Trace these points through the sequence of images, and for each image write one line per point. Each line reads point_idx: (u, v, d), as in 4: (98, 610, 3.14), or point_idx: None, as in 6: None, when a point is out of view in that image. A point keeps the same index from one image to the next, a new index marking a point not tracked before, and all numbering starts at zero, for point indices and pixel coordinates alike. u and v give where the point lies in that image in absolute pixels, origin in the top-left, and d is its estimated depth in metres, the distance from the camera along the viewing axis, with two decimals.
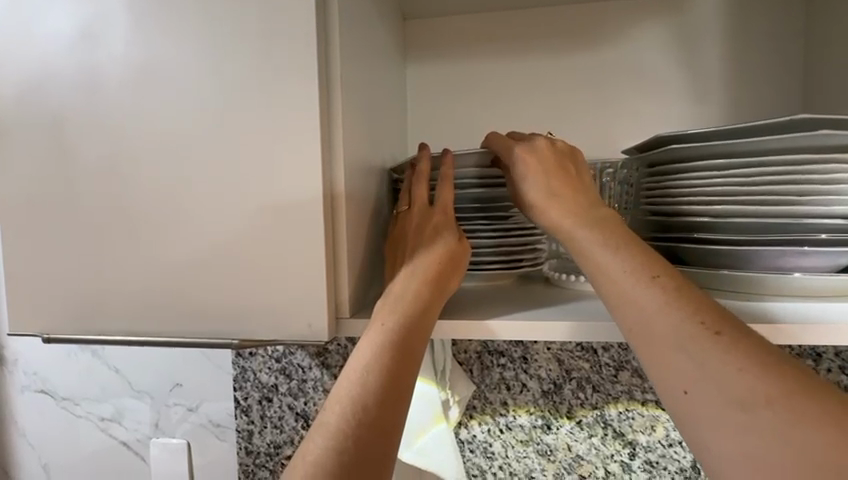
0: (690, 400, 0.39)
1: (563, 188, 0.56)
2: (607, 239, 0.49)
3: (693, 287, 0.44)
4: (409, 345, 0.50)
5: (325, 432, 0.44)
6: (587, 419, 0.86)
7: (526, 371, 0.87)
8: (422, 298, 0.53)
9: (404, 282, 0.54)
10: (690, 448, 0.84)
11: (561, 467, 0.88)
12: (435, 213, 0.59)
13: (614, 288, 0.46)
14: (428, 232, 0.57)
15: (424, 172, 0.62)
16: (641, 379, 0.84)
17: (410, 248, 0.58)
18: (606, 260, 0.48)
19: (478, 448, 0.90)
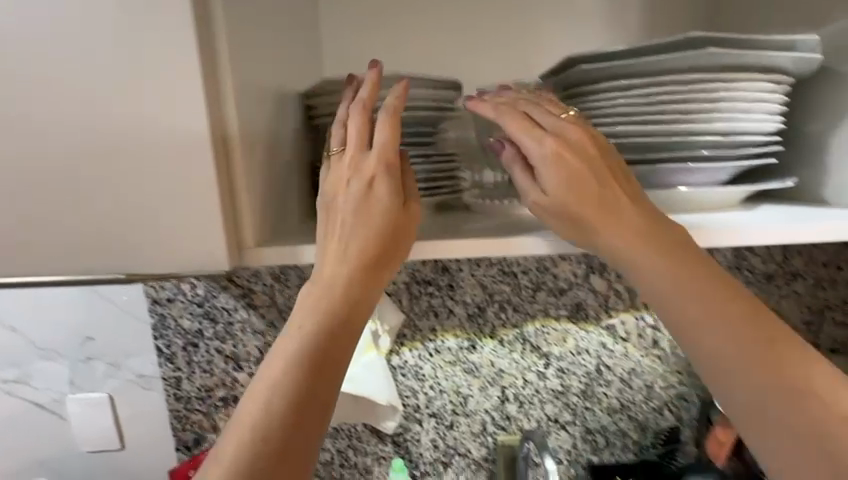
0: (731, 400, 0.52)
1: (587, 180, 0.53)
2: (651, 249, 0.53)
3: (744, 311, 0.52)
4: (338, 326, 0.51)
5: (252, 400, 0.49)
6: (508, 337, 0.94)
7: (452, 298, 0.91)
8: (356, 281, 0.53)
9: (337, 259, 0.53)
10: (595, 354, 0.95)
11: (485, 381, 0.96)
12: (366, 162, 0.54)
13: (657, 298, 0.54)
14: (358, 187, 0.54)
15: (363, 113, 0.55)
16: (555, 297, 0.92)
17: (339, 208, 0.54)
18: (648, 271, 0.53)
19: (410, 372, 0.95)
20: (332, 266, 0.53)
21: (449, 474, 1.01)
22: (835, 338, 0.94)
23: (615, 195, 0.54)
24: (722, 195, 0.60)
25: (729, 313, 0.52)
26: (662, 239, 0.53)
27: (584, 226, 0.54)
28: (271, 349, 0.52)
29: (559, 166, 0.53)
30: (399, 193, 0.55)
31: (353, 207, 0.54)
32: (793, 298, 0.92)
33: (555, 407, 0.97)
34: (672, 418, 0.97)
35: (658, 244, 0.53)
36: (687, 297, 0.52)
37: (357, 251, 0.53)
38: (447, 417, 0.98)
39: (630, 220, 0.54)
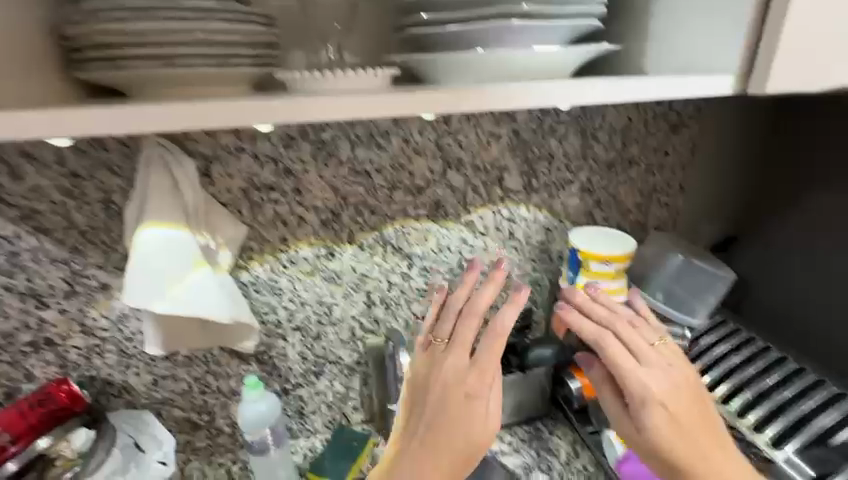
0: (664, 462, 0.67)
1: (617, 338, 0.70)
2: (650, 402, 0.67)
3: (716, 456, 0.66)
4: (452, 463, 0.66)
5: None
6: (368, 242, 0.89)
7: (301, 205, 0.82)
8: (472, 438, 0.66)
9: (476, 414, 0.67)
10: (457, 251, 0.96)
11: (349, 288, 0.92)
12: (483, 357, 0.68)
13: (642, 443, 0.69)
14: (471, 376, 0.67)
15: (481, 344, 0.69)
16: (413, 197, 0.88)
17: (450, 366, 0.68)
18: (645, 425, 0.67)
19: (264, 287, 0.87)
20: (439, 365, 0.69)
21: (323, 382, 1.01)
22: (659, 217, 1.06)
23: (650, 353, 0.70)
24: (549, 59, 0.57)
25: (698, 465, 0.66)
26: (684, 383, 0.69)
27: (625, 370, 0.68)
28: (399, 454, 0.68)
29: (594, 326, 0.71)
30: (493, 390, 0.69)
31: (492, 331, 0.68)
32: (628, 184, 1.01)
33: (422, 306, 0.99)
34: (527, 303, 1.06)
35: (690, 402, 0.68)
36: (644, 408, 0.67)
37: (454, 378, 0.68)
38: (313, 329, 0.94)
39: (649, 378, 0.68)
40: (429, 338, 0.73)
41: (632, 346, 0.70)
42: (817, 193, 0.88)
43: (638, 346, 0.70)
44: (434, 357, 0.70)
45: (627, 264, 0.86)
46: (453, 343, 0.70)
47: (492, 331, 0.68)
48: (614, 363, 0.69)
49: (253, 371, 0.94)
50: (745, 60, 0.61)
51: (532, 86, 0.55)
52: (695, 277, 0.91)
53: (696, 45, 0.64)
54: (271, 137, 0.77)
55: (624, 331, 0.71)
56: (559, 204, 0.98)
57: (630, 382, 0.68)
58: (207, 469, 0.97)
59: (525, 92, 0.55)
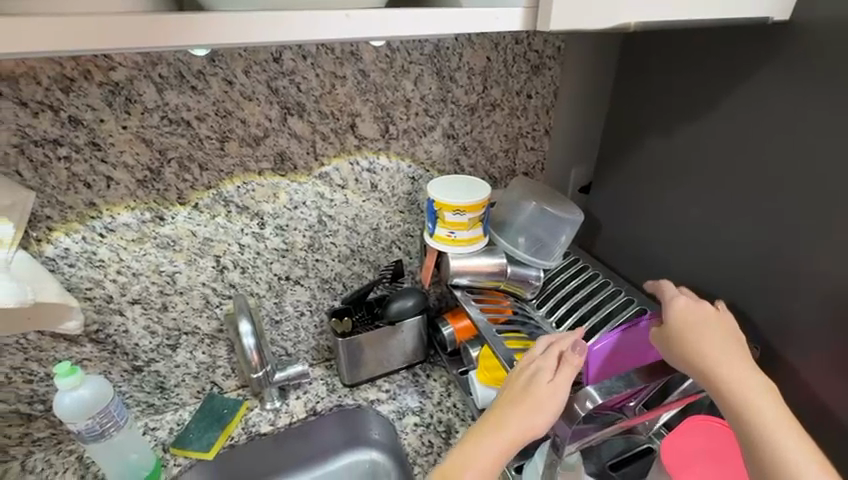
0: (752, 375, 0.64)
1: (700, 317, 0.70)
2: (720, 336, 0.68)
3: (784, 412, 0.60)
4: (489, 441, 0.65)
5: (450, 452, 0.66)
6: (205, 202, 0.79)
7: (105, 162, 0.69)
8: (507, 425, 0.66)
9: (507, 411, 0.67)
10: (314, 206, 0.89)
11: (191, 254, 0.83)
12: (544, 372, 0.69)
13: (729, 341, 0.67)
14: (523, 385, 0.69)
15: (536, 364, 0.71)
16: (251, 148, 0.78)
17: (517, 371, 0.71)
18: (712, 341, 0.67)
19: (79, 260, 0.75)
20: (518, 380, 0.70)
21: (182, 354, 0.93)
22: (526, 162, 1.07)
23: (708, 316, 0.70)
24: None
25: (766, 386, 0.63)
26: (715, 327, 0.69)
27: (687, 324, 0.69)
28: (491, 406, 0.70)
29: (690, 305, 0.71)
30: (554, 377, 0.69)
31: (554, 352, 0.71)
32: (493, 128, 0.99)
33: (284, 265, 0.93)
34: (400, 254, 1.04)
35: (730, 342, 0.67)
36: (695, 355, 0.66)
37: (499, 410, 0.68)
38: (156, 301, 0.85)
39: (703, 321, 0.70)
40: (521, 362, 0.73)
41: (704, 320, 0.69)
42: (646, 131, 0.90)
43: (710, 344, 0.67)
44: (489, 418, 0.68)
45: (483, 212, 0.85)
46: (519, 374, 0.71)
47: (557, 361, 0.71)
48: (694, 326, 0.69)
49: (89, 352, 0.84)
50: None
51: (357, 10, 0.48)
52: (547, 224, 0.95)
53: None
54: (40, 78, 0.62)
55: (699, 316, 0.70)
56: (422, 151, 0.94)
57: (691, 355, 0.66)
58: (54, 458, 0.88)
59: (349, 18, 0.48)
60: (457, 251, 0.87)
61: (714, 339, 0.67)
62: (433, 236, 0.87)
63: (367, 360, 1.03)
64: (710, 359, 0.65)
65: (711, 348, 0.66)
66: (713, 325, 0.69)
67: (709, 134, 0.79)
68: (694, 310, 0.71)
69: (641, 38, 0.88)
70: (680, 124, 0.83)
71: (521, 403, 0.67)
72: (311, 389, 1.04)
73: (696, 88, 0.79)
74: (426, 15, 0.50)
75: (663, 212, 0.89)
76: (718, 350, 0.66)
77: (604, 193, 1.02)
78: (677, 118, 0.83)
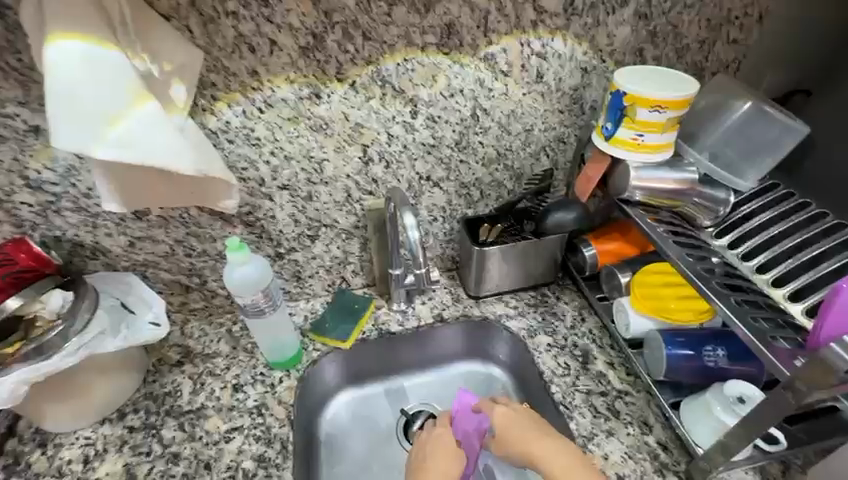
0: (570, 460, 0.67)
1: (524, 421, 0.74)
2: (533, 431, 0.72)
3: None
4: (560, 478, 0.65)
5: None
6: (362, 80, 0.71)
7: (270, 22, 0.62)
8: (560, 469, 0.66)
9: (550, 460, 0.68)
10: (471, 96, 0.78)
11: (341, 141, 0.77)
12: (534, 421, 0.74)
13: (543, 443, 0.70)
14: (539, 430, 0.72)
15: (524, 413, 0.76)
16: (419, 16, 0.67)
17: (528, 421, 0.74)
18: (537, 444, 0.70)
19: (238, 137, 0.72)
20: (535, 425, 0.73)
21: (319, 246, 0.93)
22: (722, 58, 0.86)
23: (513, 415, 0.75)
24: None
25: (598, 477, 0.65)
26: (537, 437, 0.71)
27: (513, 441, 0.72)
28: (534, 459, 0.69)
29: (504, 418, 0.75)
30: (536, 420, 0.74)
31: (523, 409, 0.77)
32: (694, 9, 0.78)
33: (427, 164, 0.86)
34: (548, 163, 0.92)
35: (546, 437, 0.71)
36: (538, 458, 0.69)
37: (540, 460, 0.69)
38: (302, 189, 0.82)
39: (526, 430, 0.73)
40: (518, 414, 0.75)
41: (518, 419, 0.74)
42: None
43: (543, 431, 0.72)
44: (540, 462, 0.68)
45: (684, 112, 0.70)
46: (526, 424, 0.74)
47: (530, 413, 0.76)
48: (520, 432, 0.72)
49: (241, 234, 0.85)
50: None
51: None
52: (758, 132, 0.77)
53: None
54: None
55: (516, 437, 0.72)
56: (604, 35, 0.77)
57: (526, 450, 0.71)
58: (207, 329, 0.94)
59: None
60: (636, 160, 0.73)
61: (526, 434, 0.72)
62: (609, 140, 0.74)
63: (498, 274, 0.97)
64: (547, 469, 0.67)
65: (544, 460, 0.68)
66: (527, 419, 0.74)
67: None
68: (507, 415, 0.75)
69: None
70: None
71: (554, 448, 0.69)
72: (436, 296, 1.02)
73: None
74: None
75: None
76: (545, 439, 0.71)
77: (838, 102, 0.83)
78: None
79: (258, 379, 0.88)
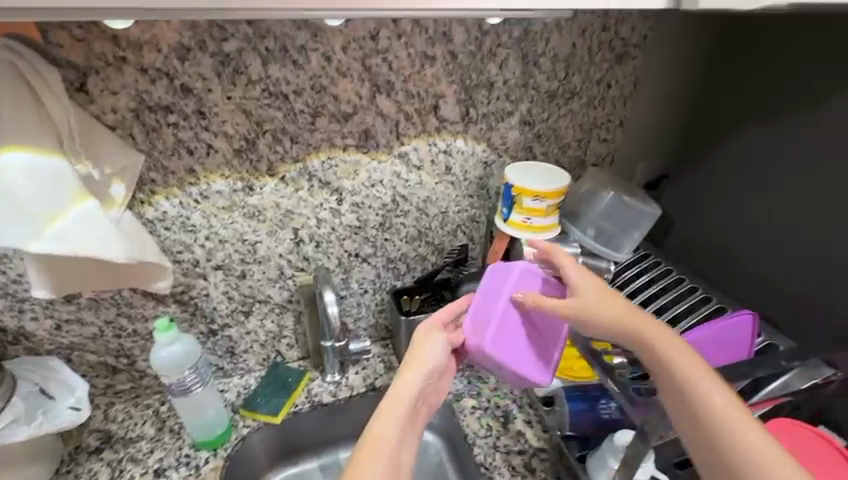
0: (662, 340, 0.62)
1: (606, 297, 0.65)
2: (619, 305, 0.65)
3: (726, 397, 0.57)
4: (657, 355, 0.61)
5: (649, 351, 0.62)
6: (291, 175, 0.82)
7: (207, 130, 0.72)
8: (655, 345, 0.62)
9: (645, 330, 0.63)
10: (390, 185, 0.91)
11: (273, 225, 0.86)
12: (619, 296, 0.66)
13: (629, 316, 0.64)
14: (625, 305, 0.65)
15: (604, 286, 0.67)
16: (339, 124, 0.80)
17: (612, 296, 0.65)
18: (621, 318, 0.63)
19: (174, 224, 0.79)
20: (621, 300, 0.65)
21: (253, 321, 0.97)
22: (597, 153, 1.05)
23: (596, 288, 0.66)
24: None
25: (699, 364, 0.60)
26: (621, 313, 0.64)
27: (597, 310, 0.64)
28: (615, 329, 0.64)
29: (587, 289, 0.66)
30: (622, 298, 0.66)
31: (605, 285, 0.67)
32: (569, 117, 0.97)
33: (355, 242, 0.95)
34: (464, 239, 1.04)
35: (631, 314, 0.64)
36: (627, 329, 0.63)
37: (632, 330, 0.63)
38: (236, 268, 0.88)
39: (614, 297, 0.66)
40: (599, 286, 0.66)
41: (605, 294, 0.65)
42: (736, 130, 0.89)
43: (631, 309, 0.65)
44: (636, 331, 0.63)
45: (561, 199, 0.85)
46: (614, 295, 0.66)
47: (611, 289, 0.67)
48: (602, 306, 0.64)
49: (173, 312, 0.89)
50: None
51: None
52: (627, 213, 0.94)
53: None
54: (160, 46, 0.64)
55: (596, 309, 0.64)
56: (498, 137, 0.94)
57: (608, 326, 0.63)
58: (132, 411, 0.93)
59: None
60: (530, 238, 0.86)
61: (605, 307, 0.64)
62: (506, 221, 0.87)
63: None
64: (645, 343, 0.62)
65: (640, 334, 0.63)
66: (612, 297, 0.65)
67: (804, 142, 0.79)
68: (588, 288, 0.66)
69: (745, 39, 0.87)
70: (778, 117, 0.82)
71: (646, 325, 0.63)
72: (369, 365, 1.07)
73: (802, 87, 0.79)
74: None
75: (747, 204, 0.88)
76: (642, 316, 0.64)
77: (681, 192, 1.02)
78: (773, 112, 0.83)
79: (183, 460, 0.86)
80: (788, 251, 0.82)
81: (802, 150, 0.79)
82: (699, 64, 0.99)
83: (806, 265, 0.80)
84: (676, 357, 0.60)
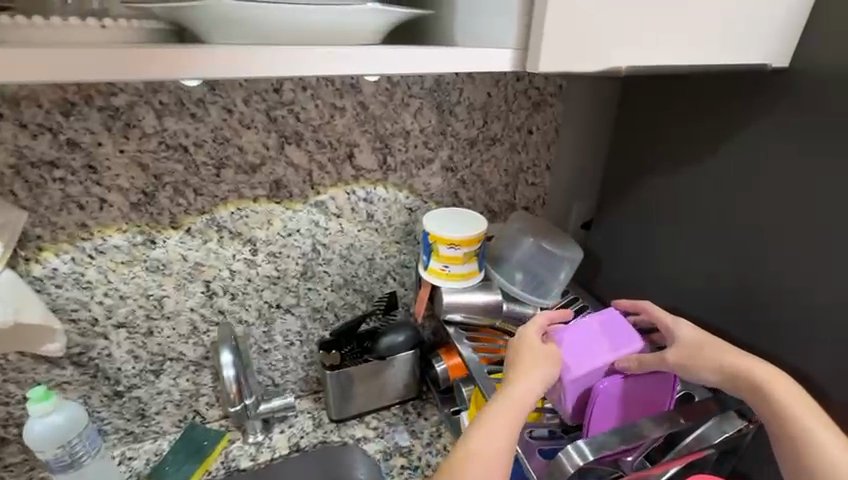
0: (764, 382, 0.66)
1: (703, 345, 0.72)
2: (720, 345, 0.72)
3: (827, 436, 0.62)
4: (762, 395, 0.66)
5: (751, 391, 0.66)
6: (197, 226, 0.79)
7: (99, 184, 0.70)
8: (756, 386, 0.66)
9: (738, 378, 0.68)
10: (308, 234, 0.88)
11: (181, 278, 0.82)
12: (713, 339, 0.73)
13: (725, 362, 0.69)
14: (721, 351, 0.71)
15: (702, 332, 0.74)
16: (247, 175, 0.78)
17: (706, 342, 0.72)
18: (727, 364, 0.69)
19: (67, 281, 0.74)
20: (710, 348, 0.71)
21: (165, 381, 0.91)
22: (527, 197, 1.05)
23: (699, 337, 0.73)
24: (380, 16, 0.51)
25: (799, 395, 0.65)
26: (718, 360, 0.70)
27: (703, 351, 0.71)
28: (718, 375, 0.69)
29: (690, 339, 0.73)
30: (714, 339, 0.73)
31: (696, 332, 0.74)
32: (493, 162, 0.98)
33: (275, 293, 0.91)
34: (395, 285, 1.02)
35: (722, 363, 0.69)
36: (731, 374, 0.68)
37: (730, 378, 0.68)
38: (142, 325, 0.83)
39: (705, 346, 0.72)
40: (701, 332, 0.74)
41: (701, 340, 0.73)
42: (644, 175, 0.91)
43: (729, 352, 0.70)
44: (733, 377, 0.68)
45: (478, 246, 0.84)
46: (704, 349, 0.71)
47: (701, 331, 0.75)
48: (710, 348, 0.72)
49: (70, 376, 0.82)
50: (521, 31, 0.51)
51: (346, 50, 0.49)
52: (547, 258, 0.93)
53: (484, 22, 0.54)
54: (41, 101, 0.63)
55: (704, 354, 0.71)
56: (420, 184, 0.93)
57: (715, 364, 0.70)
58: None
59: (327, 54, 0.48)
60: (450, 287, 0.85)
61: (712, 346, 0.72)
62: (426, 269, 0.85)
63: (356, 396, 0.99)
64: (745, 385, 0.67)
65: (739, 377, 0.68)
66: (707, 344, 0.72)
67: (706, 185, 0.81)
68: (692, 336, 0.74)
69: (636, 90, 0.91)
70: (677, 168, 0.84)
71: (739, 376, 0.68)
72: (297, 423, 1.00)
73: (695, 132, 0.81)
74: (420, 52, 0.51)
75: (667, 251, 0.88)
76: (731, 362, 0.69)
77: (605, 236, 1.02)
78: (672, 164, 0.85)
79: None
80: (711, 295, 0.82)
81: (706, 192, 0.81)
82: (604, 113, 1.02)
83: (729, 309, 0.80)
84: (780, 392, 0.65)
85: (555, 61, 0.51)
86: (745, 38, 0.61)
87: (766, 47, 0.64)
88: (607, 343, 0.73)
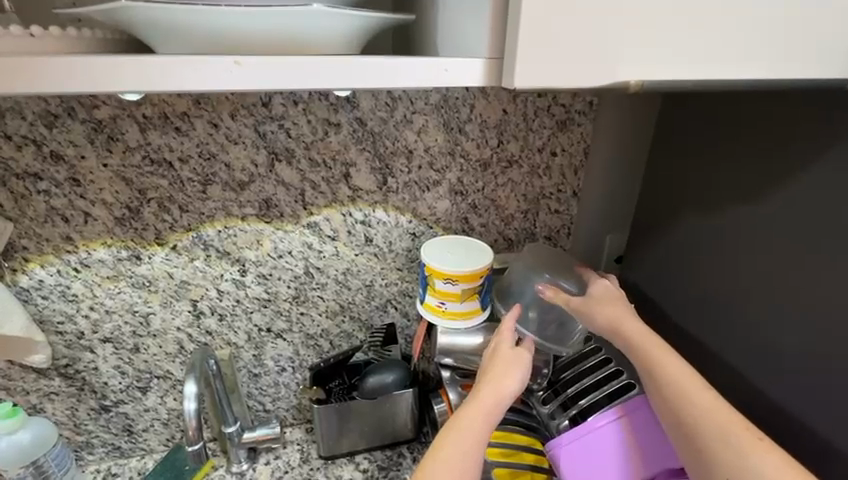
0: (644, 344, 0.66)
1: (603, 303, 0.72)
2: (616, 304, 0.72)
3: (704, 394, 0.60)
4: (642, 352, 0.66)
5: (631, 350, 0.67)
6: (183, 244, 0.76)
7: (83, 198, 0.68)
8: (638, 345, 0.66)
9: (623, 336, 0.68)
10: (301, 256, 0.83)
11: (166, 296, 0.79)
12: (618, 298, 0.74)
13: (614, 320, 0.69)
14: (614, 308, 0.71)
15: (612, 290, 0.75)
16: (235, 193, 0.74)
17: (609, 301, 0.73)
18: (615, 322, 0.69)
19: (52, 293, 0.73)
20: (605, 305, 0.72)
21: (152, 399, 0.88)
22: (549, 226, 0.92)
23: (604, 292, 0.74)
24: (350, 23, 0.44)
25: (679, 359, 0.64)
26: (608, 316, 0.70)
27: (596, 306, 0.72)
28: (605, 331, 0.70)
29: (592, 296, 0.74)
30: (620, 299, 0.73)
31: (601, 290, 0.75)
32: (509, 187, 0.87)
33: (265, 317, 0.86)
34: (396, 315, 0.93)
35: (611, 320, 0.70)
36: (616, 332, 0.69)
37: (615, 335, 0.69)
38: (128, 341, 0.81)
39: (601, 303, 0.72)
40: (606, 291, 0.75)
41: (601, 299, 0.73)
42: (689, 208, 0.78)
43: (625, 313, 0.70)
44: (616, 333, 0.69)
45: (480, 282, 0.74)
46: (601, 305, 0.72)
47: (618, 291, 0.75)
48: (606, 306, 0.72)
49: (57, 387, 0.81)
50: (495, 36, 0.44)
51: (301, 61, 0.42)
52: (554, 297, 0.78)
53: (473, 29, 0.46)
54: (25, 113, 0.62)
55: (599, 310, 0.71)
56: (425, 207, 0.85)
57: (608, 319, 0.70)
58: None
59: (280, 64, 0.42)
60: (447, 325, 0.75)
61: (607, 304, 0.72)
62: (421, 304, 0.77)
63: (345, 434, 0.91)
64: (621, 342, 0.68)
65: (623, 334, 0.68)
66: (606, 304, 0.72)
67: (763, 226, 0.67)
68: (596, 292, 0.75)
69: (682, 112, 0.78)
70: (735, 205, 0.71)
71: (621, 333, 0.68)
72: (284, 455, 0.94)
73: (753, 163, 0.68)
74: (391, 65, 0.44)
75: (720, 301, 0.73)
76: (621, 319, 0.69)
77: (640, 274, 0.89)
78: (729, 200, 0.71)
79: None
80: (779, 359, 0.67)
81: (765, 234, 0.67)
82: (644, 135, 0.89)
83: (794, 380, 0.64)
84: (657, 352, 0.65)
85: (535, 78, 0.43)
86: (800, 53, 0.49)
87: (840, 59, 0.51)
88: (651, 430, 0.66)
